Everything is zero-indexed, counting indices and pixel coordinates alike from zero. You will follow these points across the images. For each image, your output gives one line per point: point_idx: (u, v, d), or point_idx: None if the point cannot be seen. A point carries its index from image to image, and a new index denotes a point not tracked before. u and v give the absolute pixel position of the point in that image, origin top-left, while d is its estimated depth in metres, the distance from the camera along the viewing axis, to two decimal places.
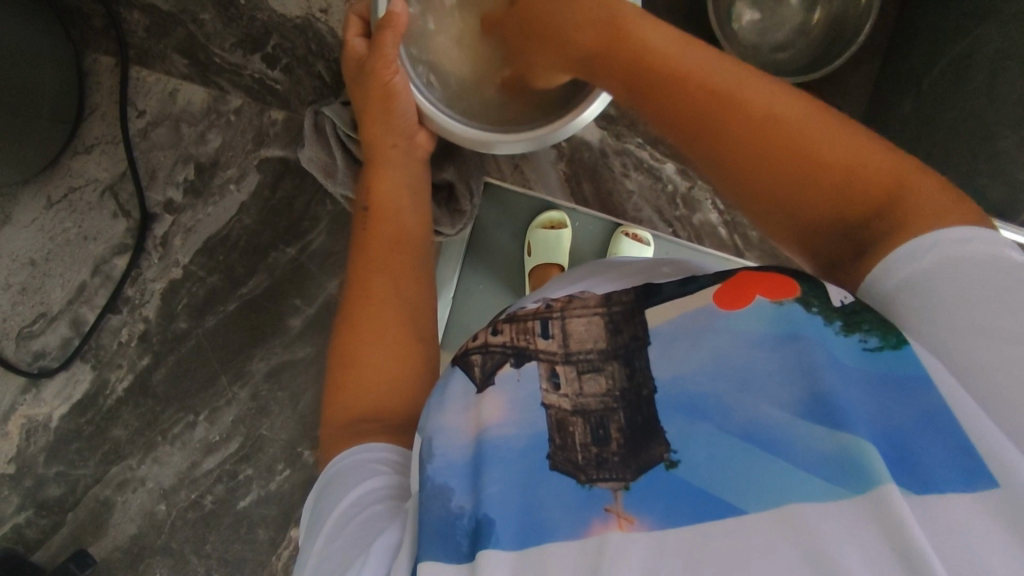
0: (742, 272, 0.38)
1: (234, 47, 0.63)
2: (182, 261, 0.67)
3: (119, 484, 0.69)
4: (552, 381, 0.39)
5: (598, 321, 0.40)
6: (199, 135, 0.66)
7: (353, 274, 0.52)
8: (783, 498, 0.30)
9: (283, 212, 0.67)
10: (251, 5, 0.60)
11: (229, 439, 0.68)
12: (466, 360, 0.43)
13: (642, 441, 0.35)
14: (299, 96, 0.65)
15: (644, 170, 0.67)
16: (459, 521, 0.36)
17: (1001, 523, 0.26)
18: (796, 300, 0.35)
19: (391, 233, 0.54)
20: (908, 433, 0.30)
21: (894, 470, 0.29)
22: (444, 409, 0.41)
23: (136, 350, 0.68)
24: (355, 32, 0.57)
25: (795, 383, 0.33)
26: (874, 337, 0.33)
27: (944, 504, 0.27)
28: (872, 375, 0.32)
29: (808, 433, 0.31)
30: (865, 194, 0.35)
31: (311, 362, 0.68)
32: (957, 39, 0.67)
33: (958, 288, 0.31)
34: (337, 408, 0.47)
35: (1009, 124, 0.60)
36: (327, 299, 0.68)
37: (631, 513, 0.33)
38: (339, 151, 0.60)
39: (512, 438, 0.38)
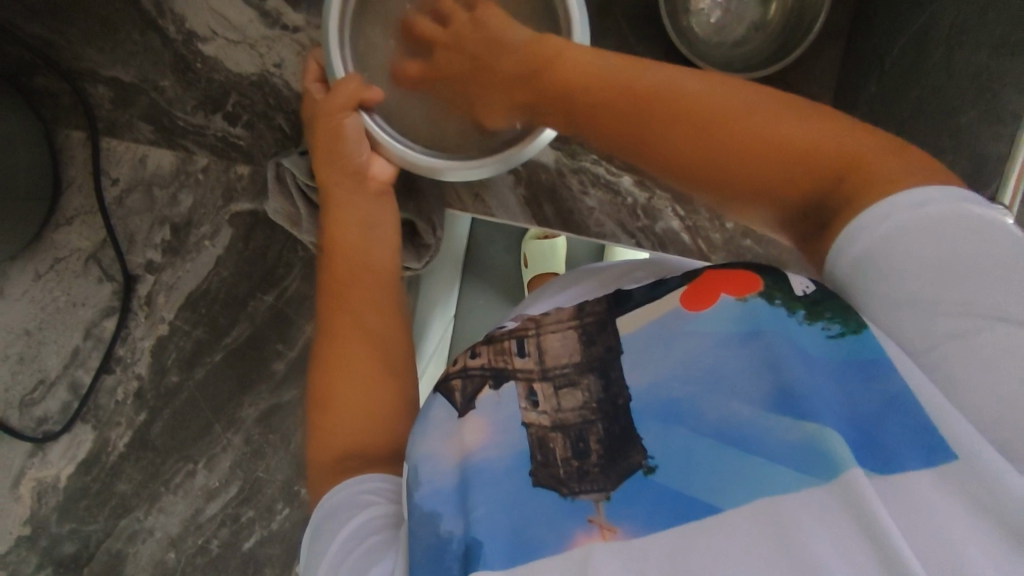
0: (707, 272, 0.42)
1: (195, 109, 0.66)
2: (167, 317, 0.70)
3: (129, 536, 0.72)
4: (531, 400, 0.42)
5: (573, 334, 0.44)
6: (171, 197, 0.69)
7: (326, 314, 0.54)
8: (760, 492, 0.33)
9: (258, 262, 0.69)
10: (207, 67, 0.64)
11: (228, 484, 0.72)
12: (447, 386, 0.45)
13: (621, 449, 0.38)
14: (262, 150, 0.67)
15: (602, 185, 0.66)
16: (449, 545, 0.37)
17: (958, 493, 0.30)
18: (760, 295, 0.39)
19: (359, 268, 0.55)
20: (872, 413, 0.34)
21: (859, 454, 0.33)
22: (428, 435, 0.42)
23: (133, 407, 0.71)
24: (315, 80, 0.59)
25: (762, 378, 0.37)
26: (835, 324, 0.36)
27: (910, 482, 0.31)
28: (837, 360, 0.36)
29: (779, 426, 0.35)
30: (814, 164, 0.38)
31: (298, 403, 0.71)
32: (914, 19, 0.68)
33: (921, 256, 0.32)
34: (319, 448, 0.48)
35: (971, 98, 0.61)
36: (308, 341, 0.70)
37: (613, 523, 0.35)
38: (301, 201, 0.63)
39: (494, 461, 0.41)
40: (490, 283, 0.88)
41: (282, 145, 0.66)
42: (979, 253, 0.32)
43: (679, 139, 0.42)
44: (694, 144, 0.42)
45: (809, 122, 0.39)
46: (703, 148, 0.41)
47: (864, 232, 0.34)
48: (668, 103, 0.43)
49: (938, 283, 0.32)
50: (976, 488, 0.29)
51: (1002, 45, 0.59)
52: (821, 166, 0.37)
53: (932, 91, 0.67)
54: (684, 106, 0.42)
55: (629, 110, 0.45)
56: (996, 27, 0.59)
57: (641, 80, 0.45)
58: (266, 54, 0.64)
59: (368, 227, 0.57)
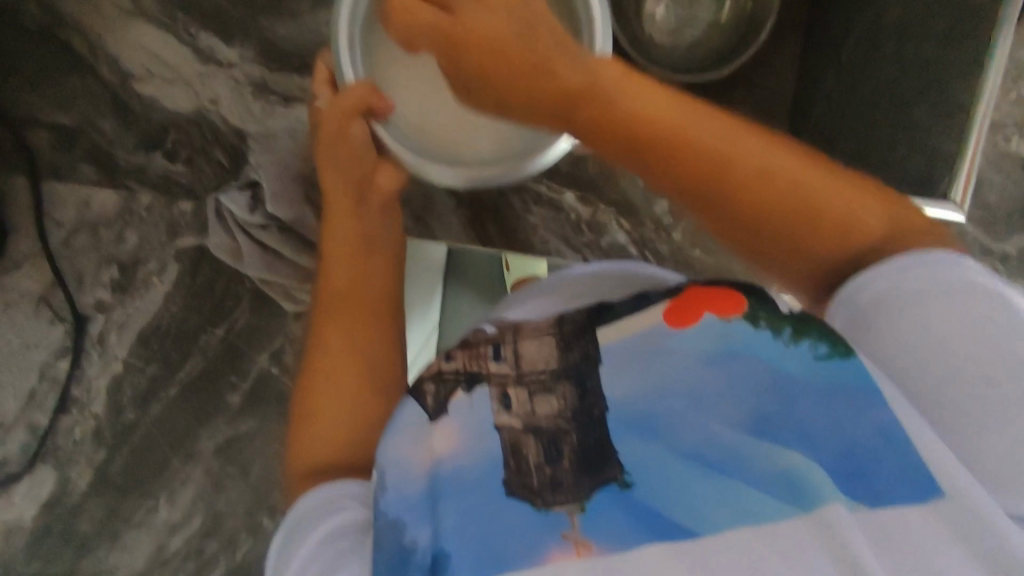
0: (689, 290, 0.45)
1: (137, 148, 0.66)
2: (120, 355, 0.71)
3: (94, 574, 0.72)
4: (503, 403, 0.42)
5: (550, 341, 0.46)
6: (116, 236, 0.70)
7: (318, 327, 0.53)
8: (739, 519, 0.33)
9: (206, 295, 0.71)
10: (145, 106, 0.64)
11: (190, 518, 0.72)
12: (419, 390, 0.45)
13: (598, 464, 0.38)
14: (203, 183, 0.67)
15: (545, 202, 0.66)
16: (414, 556, 0.37)
17: (945, 524, 0.30)
18: (742, 318, 0.41)
19: (348, 279, 0.55)
20: (866, 433, 0.34)
21: (850, 485, 0.33)
22: (401, 442, 0.43)
23: (91, 446, 0.71)
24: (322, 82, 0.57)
25: (741, 404, 0.38)
26: (823, 345, 0.37)
27: (897, 515, 0.31)
28: (823, 380, 0.37)
29: (759, 453, 0.36)
30: (820, 222, 0.44)
31: (256, 434, 0.73)
32: (862, 13, 0.66)
33: (921, 315, 0.36)
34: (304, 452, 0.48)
35: (919, 92, 0.60)
36: (260, 372, 0.72)
37: (587, 539, 0.34)
38: (240, 233, 0.62)
39: (463, 469, 0.40)
40: None
41: (222, 179, 0.65)
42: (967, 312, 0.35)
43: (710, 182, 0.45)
44: (718, 190, 0.45)
45: (809, 175, 0.45)
46: (728, 193, 0.45)
47: (865, 289, 0.39)
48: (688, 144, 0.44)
49: (937, 336, 0.35)
50: (963, 522, 0.30)
51: (947, 38, 0.58)
52: (825, 223, 0.44)
53: (882, 84, 0.64)
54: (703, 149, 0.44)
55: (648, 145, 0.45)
56: (940, 19, 0.58)
57: (658, 112, 0.45)
58: (201, 92, 0.63)
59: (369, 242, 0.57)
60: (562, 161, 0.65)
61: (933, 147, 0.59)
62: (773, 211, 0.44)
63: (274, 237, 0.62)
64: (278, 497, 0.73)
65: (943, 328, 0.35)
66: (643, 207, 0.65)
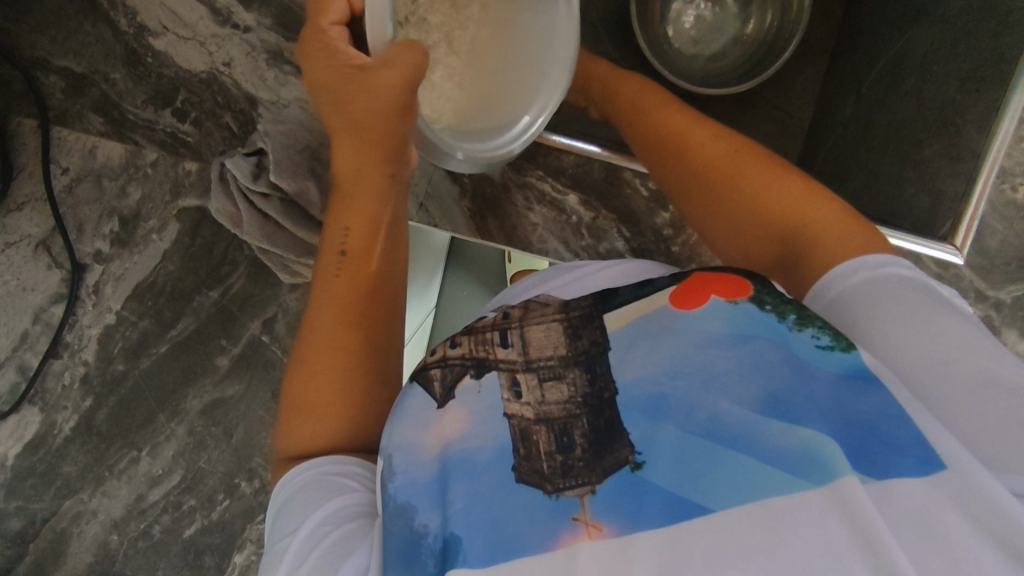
0: (696, 274, 0.45)
1: (146, 103, 0.66)
2: (114, 307, 0.72)
3: (74, 517, 0.74)
4: (513, 391, 0.43)
5: (557, 327, 0.45)
6: (120, 189, 0.71)
7: (322, 316, 0.49)
8: (746, 496, 0.34)
9: (204, 258, 0.72)
10: (157, 62, 0.63)
11: (171, 472, 0.74)
12: (425, 376, 0.45)
13: (607, 447, 0.39)
14: (210, 147, 0.67)
15: (546, 202, 0.65)
16: (425, 540, 0.38)
17: (947, 500, 0.31)
18: (750, 299, 0.41)
19: (378, 270, 0.52)
20: (872, 420, 0.35)
21: (853, 461, 0.34)
22: (408, 426, 0.43)
23: (79, 392, 0.73)
24: (332, 22, 0.51)
25: (753, 385, 0.39)
26: (826, 337, 0.39)
27: (900, 487, 0.33)
28: (833, 371, 0.38)
29: (771, 429, 0.37)
30: (780, 219, 0.46)
31: (241, 398, 0.74)
32: (892, 41, 0.66)
33: (911, 328, 0.38)
34: (290, 441, 0.47)
35: (933, 131, 0.60)
36: (251, 338, 0.74)
37: (599, 521, 0.36)
38: (241, 203, 0.61)
39: (475, 451, 0.41)
40: (449, 283, 0.87)
41: (229, 144, 0.66)
42: (962, 332, 0.37)
43: (687, 165, 0.51)
44: (698, 169, 0.51)
45: (780, 181, 0.47)
46: (703, 178, 0.50)
47: (850, 299, 0.41)
48: (678, 133, 0.53)
49: (931, 346, 0.37)
50: (968, 499, 0.31)
51: (967, 79, 0.57)
52: (786, 220, 0.46)
53: (900, 119, 0.63)
54: (693, 139, 0.52)
55: (652, 128, 0.55)
56: (964, 58, 0.58)
57: (663, 113, 0.55)
58: (215, 52, 0.62)
59: (394, 226, 0.54)
60: (569, 161, 0.65)
61: (942, 190, 0.58)
62: (734, 200, 0.49)
63: (276, 209, 0.61)
64: (257, 462, 0.75)
65: (936, 341, 0.37)
66: (645, 216, 0.65)
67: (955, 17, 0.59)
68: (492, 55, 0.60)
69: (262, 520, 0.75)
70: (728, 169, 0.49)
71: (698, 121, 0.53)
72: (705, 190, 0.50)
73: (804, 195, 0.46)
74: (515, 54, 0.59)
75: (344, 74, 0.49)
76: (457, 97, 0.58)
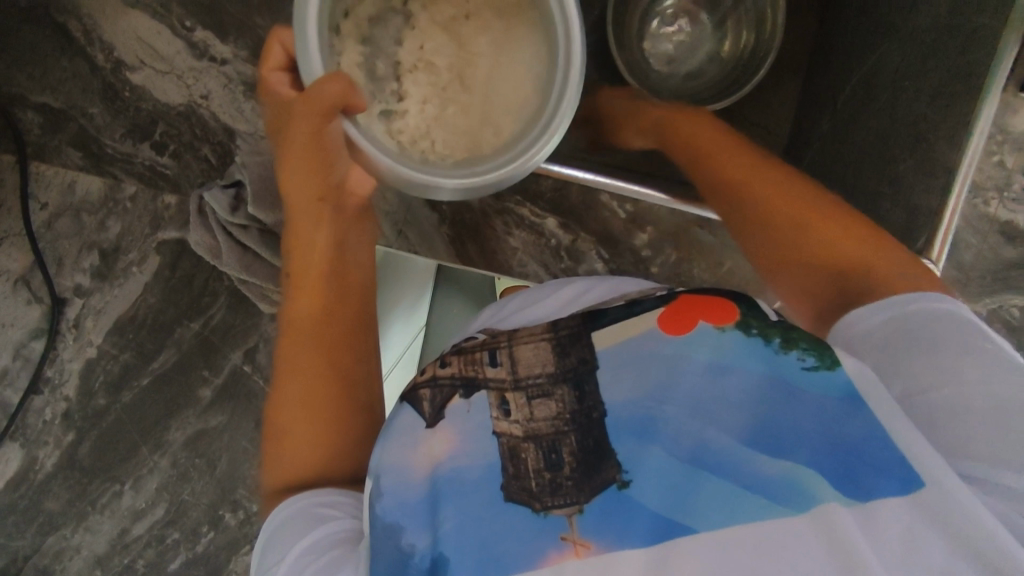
0: (682, 295, 0.46)
1: (124, 137, 0.66)
2: (95, 341, 0.72)
3: (56, 553, 0.73)
4: (502, 409, 0.43)
5: (546, 347, 0.45)
6: (99, 223, 0.71)
7: (295, 352, 0.50)
8: (732, 519, 0.34)
9: (185, 290, 0.72)
10: (136, 95, 0.65)
11: (155, 505, 0.73)
12: (414, 395, 0.46)
13: (595, 466, 0.39)
14: (189, 180, 0.68)
15: (525, 226, 0.66)
16: (412, 559, 0.38)
17: (929, 519, 0.32)
18: (734, 326, 0.42)
19: (342, 295, 0.54)
20: (858, 441, 0.35)
21: (837, 486, 0.34)
22: (398, 445, 0.43)
23: (61, 427, 0.72)
24: (279, 67, 0.51)
25: (739, 414, 0.39)
26: (811, 357, 0.39)
27: (884, 510, 0.33)
28: (819, 391, 0.38)
29: (756, 456, 0.37)
30: (820, 246, 0.45)
31: (225, 429, 0.73)
32: (864, 59, 0.67)
33: (939, 361, 0.37)
34: (277, 475, 0.48)
35: (908, 147, 0.60)
36: (234, 369, 0.73)
37: (587, 538, 0.36)
38: (221, 235, 0.62)
39: (463, 471, 0.41)
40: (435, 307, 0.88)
41: (208, 176, 0.67)
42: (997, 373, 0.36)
43: (712, 183, 0.51)
44: (727, 185, 0.50)
45: (824, 209, 0.45)
46: (730, 197, 0.49)
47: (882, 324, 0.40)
48: (700, 152, 0.53)
49: (962, 380, 0.36)
50: (948, 515, 0.31)
51: (937, 95, 0.58)
52: (826, 248, 0.45)
53: (876, 136, 0.64)
54: (717, 158, 0.52)
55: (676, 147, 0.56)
56: (934, 75, 0.58)
57: (683, 133, 0.56)
58: (192, 85, 0.64)
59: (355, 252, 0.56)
60: (547, 186, 0.65)
61: (918, 207, 0.59)
62: (767, 221, 0.47)
63: (255, 240, 0.61)
64: (242, 493, 0.74)
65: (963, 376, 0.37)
66: (623, 237, 0.66)
67: (926, 33, 0.60)
68: (501, 69, 0.53)
69: (246, 553, 0.74)
70: (762, 188, 0.47)
71: (724, 140, 0.53)
72: (733, 209, 0.49)
73: (848, 225, 0.44)
74: (519, 67, 0.52)
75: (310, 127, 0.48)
76: (460, 124, 0.53)
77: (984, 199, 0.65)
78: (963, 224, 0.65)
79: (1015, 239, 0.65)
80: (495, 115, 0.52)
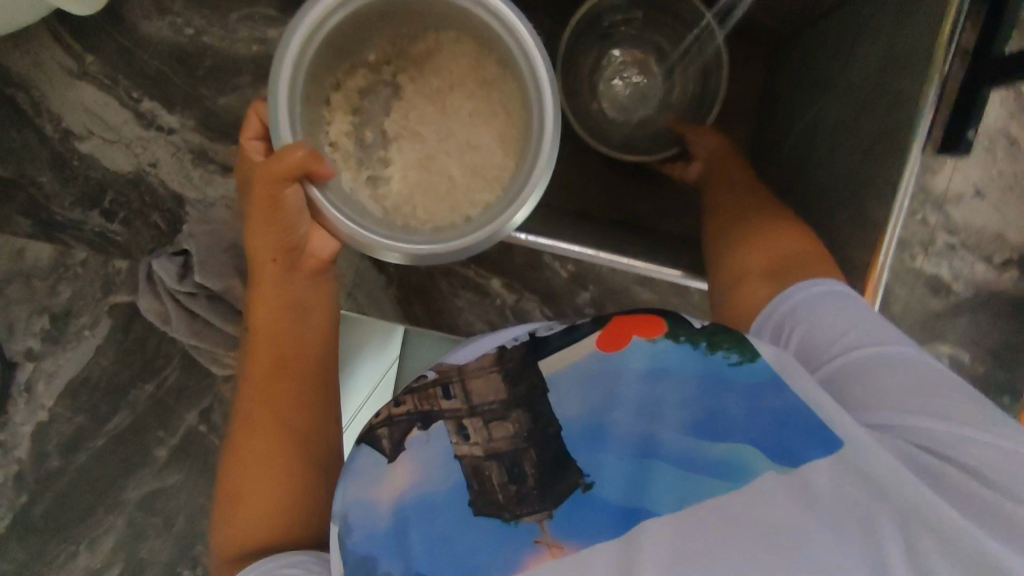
0: (617, 317, 0.48)
1: (74, 205, 0.67)
2: (47, 404, 0.72)
3: None
4: (461, 434, 0.43)
5: (496, 377, 0.45)
6: (50, 288, 0.71)
7: (250, 417, 0.51)
8: (689, 501, 0.38)
9: (137, 352, 0.73)
10: (85, 164, 0.66)
11: (111, 564, 0.74)
12: (372, 435, 0.45)
13: (555, 475, 0.40)
14: (139, 246, 0.68)
15: (472, 286, 0.68)
16: None
17: (853, 473, 0.37)
18: (665, 336, 0.45)
19: (298, 356, 0.54)
20: (785, 415, 0.40)
21: (774, 459, 0.38)
22: (357, 486, 0.42)
23: (13, 489, 0.72)
24: (252, 136, 0.53)
25: (681, 409, 0.42)
26: (733, 354, 0.43)
27: (815, 472, 0.38)
28: (743, 381, 0.42)
29: (698, 445, 0.40)
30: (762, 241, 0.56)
31: (180, 487, 0.75)
32: (802, 113, 0.72)
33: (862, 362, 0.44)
34: (226, 539, 0.48)
35: (844, 199, 0.63)
36: (188, 429, 0.74)
37: (559, 540, 0.37)
38: (169, 301, 0.63)
39: (429, 495, 0.41)
40: None
41: (159, 242, 0.68)
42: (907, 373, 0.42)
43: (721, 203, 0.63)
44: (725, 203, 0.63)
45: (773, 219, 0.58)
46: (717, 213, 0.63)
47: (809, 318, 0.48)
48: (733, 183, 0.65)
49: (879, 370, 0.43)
50: (869, 466, 0.37)
51: (869, 150, 0.61)
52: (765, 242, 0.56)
53: (815, 187, 0.67)
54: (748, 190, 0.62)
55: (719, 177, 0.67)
56: (866, 129, 0.62)
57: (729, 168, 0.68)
58: (141, 154, 0.65)
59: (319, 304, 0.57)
60: (491, 247, 0.67)
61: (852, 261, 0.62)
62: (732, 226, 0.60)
63: (203, 305, 0.63)
64: (199, 549, 0.75)
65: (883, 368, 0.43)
66: (566, 296, 0.68)
67: (856, 90, 0.64)
68: (482, 134, 0.55)
69: None
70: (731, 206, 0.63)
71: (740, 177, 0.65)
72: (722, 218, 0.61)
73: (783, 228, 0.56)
74: (501, 133, 0.54)
75: (273, 191, 0.49)
76: (441, 189, 0.54)
77: (911, 254, 0.67)
78: (892, 278, 0.67)
79: (941, 291, 0.68)
80: (476, 178, 0.53)
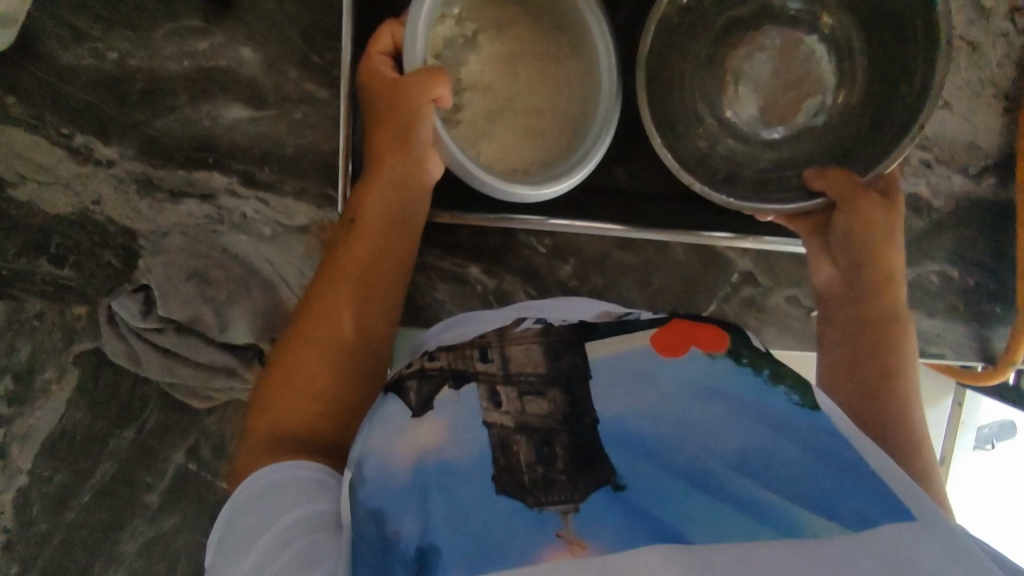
0: (676, 320, 0.49)
1: (19, 255, 0.64)
2: (25, 467, 0.69)
3: None
4: (492, 400, 0.44)
5: (538, 347, 0.47)
6: (6, 346, 0.66)
7: (308, 319, 0.53)
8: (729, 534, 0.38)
9: (113, 399, 0.69)
10: (24, 210, 0.63)
11: None
12: (400, 386, 0.46)
13: (589, 464, 0.41)
14: (95, 288, 0.65)
15: (450, 278, 0.65)
16: (397, 548, 0.37)
17: (910, 534, 0.36)
18: (727, 351, 0.46)
19: (363, 292, 0.54)
20: (844, 461, 0.41)
21: (825, 511, 0.38)
22: (382, 435, 0.43)
23: (3, 560, 0.70)
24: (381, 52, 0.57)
25: (731, 436, 0.43)
26: (795, 394, 0.44)
27: (878, 530, 0.36)
28: (805, 422, 0.43)
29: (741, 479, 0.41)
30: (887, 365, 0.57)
31: (178, 531, 0.72)
32: None
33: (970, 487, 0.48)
34: (257, 428, 0.49)
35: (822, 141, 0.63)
36: (178, 470, 0.71)
37: (582, 541, 0.37)
38: (135, 341, 0.61)
39: (453, 460, 0.42)
40: None
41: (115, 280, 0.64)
42: None
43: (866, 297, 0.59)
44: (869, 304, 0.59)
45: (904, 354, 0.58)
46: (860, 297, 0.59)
47: None
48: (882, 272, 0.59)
49: None
50: (926, 530, 0.36)
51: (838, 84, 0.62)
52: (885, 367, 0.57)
53: None
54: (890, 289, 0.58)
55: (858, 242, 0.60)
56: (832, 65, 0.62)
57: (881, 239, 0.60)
58: (82, 192, 0.62)
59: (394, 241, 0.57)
60: (465, 235, 0.65)
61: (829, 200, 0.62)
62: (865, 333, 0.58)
63: (171, 339, 0.61)
64: None
65: None
66: (548, 271, 0.65)
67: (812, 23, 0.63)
68: (536, 95, 0.61)
69: None
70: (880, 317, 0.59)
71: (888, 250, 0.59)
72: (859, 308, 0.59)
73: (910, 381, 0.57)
74: (564, 97, 0.61)
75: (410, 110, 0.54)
76: (504, 137, 0.59)
77: None
78: None
79: (920, 210, 0.67)
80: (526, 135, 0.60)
